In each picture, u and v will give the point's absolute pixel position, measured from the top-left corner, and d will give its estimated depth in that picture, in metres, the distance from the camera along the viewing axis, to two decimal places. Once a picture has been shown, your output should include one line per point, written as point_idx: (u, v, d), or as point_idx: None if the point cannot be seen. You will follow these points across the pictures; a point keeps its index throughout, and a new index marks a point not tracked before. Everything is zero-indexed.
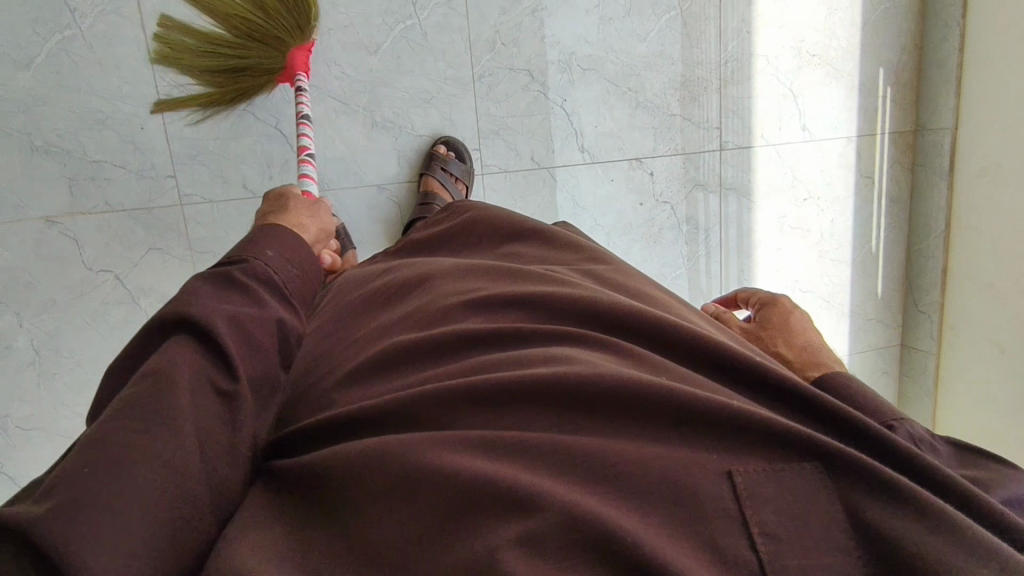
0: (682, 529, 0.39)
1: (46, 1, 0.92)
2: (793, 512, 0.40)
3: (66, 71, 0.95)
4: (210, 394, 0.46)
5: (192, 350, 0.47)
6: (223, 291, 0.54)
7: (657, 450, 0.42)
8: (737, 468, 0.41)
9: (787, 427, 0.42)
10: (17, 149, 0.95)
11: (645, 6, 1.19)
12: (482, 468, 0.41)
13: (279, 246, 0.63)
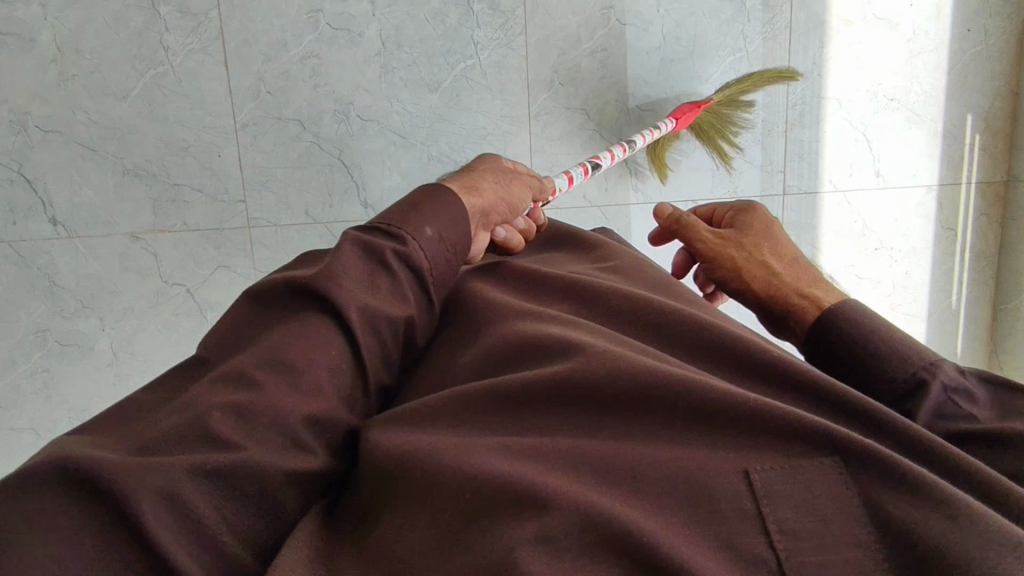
0: (697, 528, 0.38)
1: (144, 40, 1.03)
2: (815, 512, 0.38)
3: (157, 103, 1.05)
4: (323, 381, 0.46)
5: (325, 330, 0.47)
6: (365, 274, 0.50)
7: (666, 449, 0.41)
8: (753, 467, 0.40)
9: (799, 422, 0.40)
10: (110, 171, 1.06)
11: (709, 48, 1.18)
12: (491, 467, 0.40)
13: (447, 226, 0.55)
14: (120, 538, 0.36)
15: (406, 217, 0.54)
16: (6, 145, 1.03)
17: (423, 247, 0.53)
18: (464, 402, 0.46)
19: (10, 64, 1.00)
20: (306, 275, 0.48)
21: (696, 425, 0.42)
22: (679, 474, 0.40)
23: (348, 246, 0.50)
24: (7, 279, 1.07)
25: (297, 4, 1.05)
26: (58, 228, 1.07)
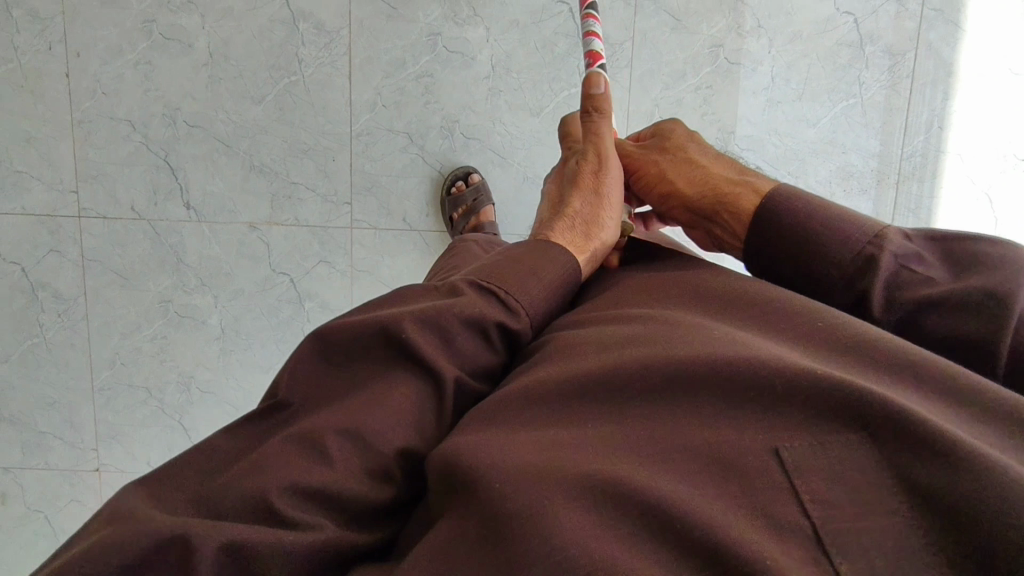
0: (734, 496, 0.39)
1: (283, 52, 1.14)
2: (847, 481, 0.38)
3: (286, 108, 1.16)
4: (400, 436, 0.52)
5: (414, 390, 0.54)
6: (469, 343, 0.56)
7: (696, 432, 0.43)
8: (784, 443, 0.40)
9: (819, 397, 0.41)
10: (239, 166, 1.18)
11: (820, 91, 1.16)
12: (527, 460, 0.44)
13: (551, 290, 0.61)
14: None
15: (510, 283, 0.59)
16: (157, 135, 1.17)
17: (529, 313, 0.60)
18: (514, 404, 0.50)
19: (169, 65, 1.14)
20: (395, 321, 0.54)
21: (727, 406, 0.44)
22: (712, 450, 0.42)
23: (453, 317, 0.55)
24: (143, 252, 1.20)
25: (419, 27, 1.14)
26: (189, 212, 1.19)
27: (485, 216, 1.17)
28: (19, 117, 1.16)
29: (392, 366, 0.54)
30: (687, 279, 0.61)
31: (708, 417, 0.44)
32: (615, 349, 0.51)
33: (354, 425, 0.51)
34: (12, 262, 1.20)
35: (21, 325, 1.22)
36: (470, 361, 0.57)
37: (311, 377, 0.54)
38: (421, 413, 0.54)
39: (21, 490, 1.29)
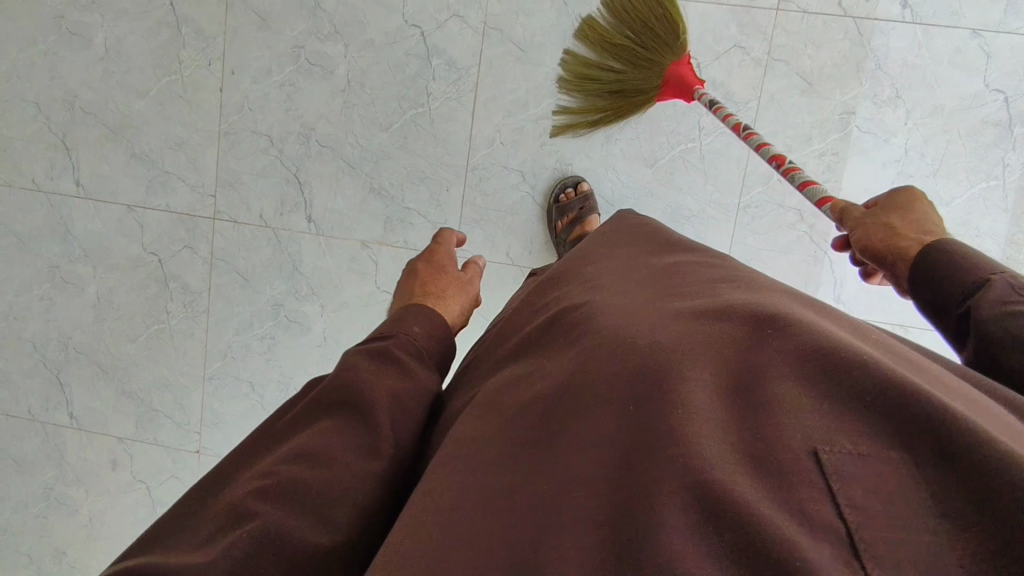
0: (771, 490, 0.38)
1: (414, 85, 1.20)
2: (884, 488, 0.37)
3: (410, 137, 1.22)
4: (338, 447, 0.60)
5: (333, 420, 0.62)
6: (374, 369, 0.65)
7: (726, 424, 0.42)
8: (822, 445, 0.39)
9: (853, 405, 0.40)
10: (359, 187, 1.24)
11: (958, 170, 1.09)
12: (564, 473, 0.45)
13: (433, 321, 0.72)
14: None
15: (398, 326, 0.71)
16: (291, 151, 1.25)
17: (421, 345, 0.70)
18: (554, 392, 0.51)
19: (311, 88, 1.23)
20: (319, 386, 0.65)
21: (767, 398, 0.42)
22: (756, 444, 0.40)
23: (357, 356, 0.66)
24: (264, 257, 1.29)
25: (546, 71, 1.17)
26: (310, 225, 1.27)
27: (590, 227, 1.14)
28: (175, 124, 1.27)
29: (313, 408, 0.64)
30: (737, 276, 0.60)
31: (749, 405, 0.43)
32: (651, 334, 0.50)
33: (293, 448, 0.61)
34: (151, 252, 1.32)
35: (151, 310, 1.34)
36: (386, 378, 0.64)
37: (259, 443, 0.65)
38: (344, 426, 0.62)
39: (130, 459, 1.40)
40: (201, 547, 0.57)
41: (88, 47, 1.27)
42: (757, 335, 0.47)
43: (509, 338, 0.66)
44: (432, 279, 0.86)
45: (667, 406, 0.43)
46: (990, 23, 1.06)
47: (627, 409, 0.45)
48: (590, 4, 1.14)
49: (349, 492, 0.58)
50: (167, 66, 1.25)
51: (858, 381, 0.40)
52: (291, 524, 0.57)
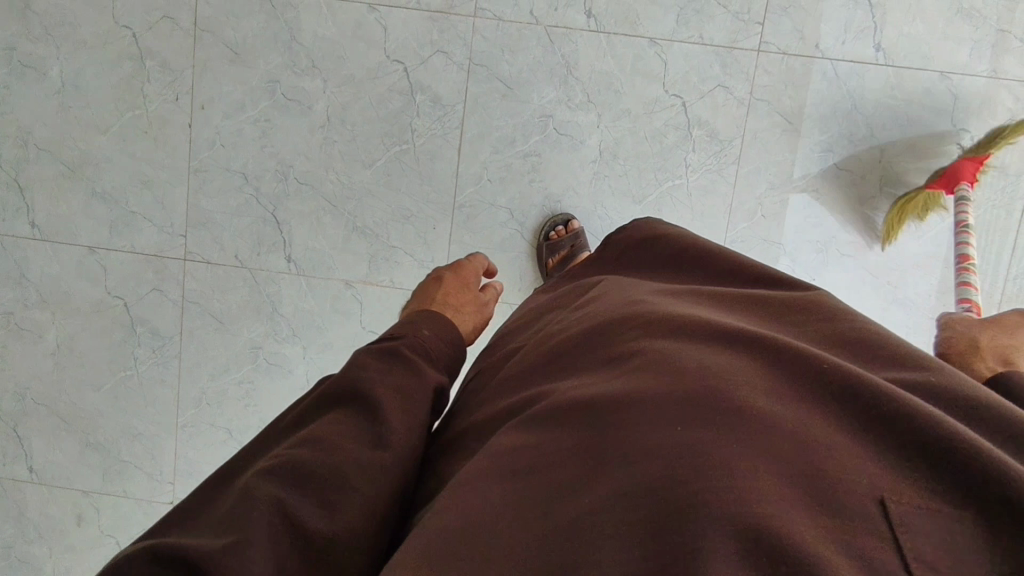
0: (832, 529, 0.36)
1: (397, 121, 1.17)
2: (948, 543, 0.35)
3: (394, 174, 1.19)
4: (352, 436, 0.58)
5: (343, 414, 0.60)
6: (384, 366, 0.64)
7: (787, 455, 0.40)
8: (890, 495, 0.37)
9: (926, 447, 0.39)
10: (342, 225, 1.21)
11: (929, 206, 1.15)
12: (600, 489, 0.42)
13: (444, 329, 0.72)
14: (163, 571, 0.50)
15: (409, 328, 0.71)
16: (268, 189, 1.20)
17: (427, 342, 0.69)
18: (585, 413, 0.48)
19: (288, 124, 1.18)
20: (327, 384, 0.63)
21: (830, 445, 0.41)
22: (814, 483, 0.39)
23: (367, 353, 0.65)
24: (241, 298, 1.24)
25: (533, 109, 1.16)
26: (290, 264, 1.22)
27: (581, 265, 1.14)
28: (141, 161, 1.20)
29: (324, 404, 0.62)
30: (771, 301, 0.58)
31: (806, 444, 0.41)
32: (706, 364, 0.48)
33: (305, 436, 0.58)
34: (116, 296, 1.25)
35: (117, 357, 1.26)
36: (396, 376, 0.63)
37: (267, 439, 0.62)
38: (352, 416, 0.60)
39: (97, 514, 1.32)
40: (209, 526, 0.53)
41: (42, 80, 1.18)
42: (814, 376, 0.45)
43: (529, 353, 0.63)
44: (455, 291, 0.89)
45: (723, 439, 0.41)
46: (956, 65, 1.11)
47: (674, 435, 0.43)
48: (576, 42, 1.14)
49: (358, 479, 0.55)
50: (130, 100, 1.18)
51: (926, 429, 0.39)
52: (302, 506, 0.53)
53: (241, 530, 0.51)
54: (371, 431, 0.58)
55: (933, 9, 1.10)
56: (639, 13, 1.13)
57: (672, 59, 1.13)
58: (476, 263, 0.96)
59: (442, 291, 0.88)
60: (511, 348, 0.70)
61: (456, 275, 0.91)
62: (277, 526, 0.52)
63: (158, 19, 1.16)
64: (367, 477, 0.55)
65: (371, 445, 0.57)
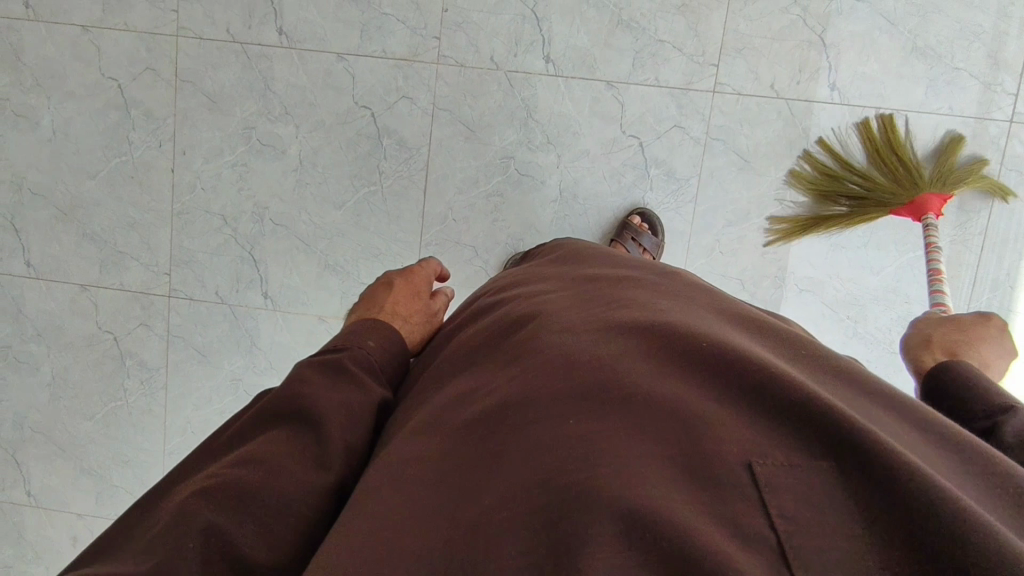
0: (702, 498, 0.37)
1: (366, 164, 1.22)
2: (813, 502, 0.36)
3: (364, 214, 1.24)
4: (288, 457, 0.60)
5: (281, 434, 0.62)
6: (326, 379, 0.65)
7: (658, 429, 0.41)
8: (755, 457, 0.38)
9: (788, 416, 0.40)
10: (315, 264, 1.26)
11: (888, 240, 1.16)
12: (491, 481, 0.42)
13: (386, 337, 0.72)
14: None
15: (353, 339, 0.71)
16: (245, 230, 1.26)
17: (369, 351, 0.70)
18: (483, 408, 0.49)
19: (262, 168, 1.24)
20: (269, 400, 0.65)
21: (701, 413, 0.42)
22: (690, 458, 0.40)
23: (307, 368, 0.65)
24: (221, 333, 1.30)
25: (495, 150, 1.20)
26: (267, 300, 1.28)
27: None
28: (127, 205, 1.27)
29: (266, 422, 0.63)
30: (673, 295, 0.61)
31: (683, 419, 0.42)
32: (593, 350, 0.50)
33: (244, 455, 0.60)
34: (106, 330, 1.31)
35: (108, 388, 1.33)
36: (335, 389, 0.64)
37: (210, 453, 0.65)
38: (292, 434, 0.61)
39: (91, 535, 1.40)
40: (142, 549, 0.56)
41: (36, 129, 1.26)
42: (699, 352, 0.47)
43: (452, 354, 0.65)
44: (404, 299, 0.84)
45: (609, 427, 0.42)
46: (912, 104, 1.12)
47: (565, 426, 0.43)
48: (535, 86, 1.17)
49: (292, 501, 0.58)
50: (116, 147, 1.26)
51: (793, 400, 0.40)
52: (237, 529, 0.56)
53: (174, 558, 0.54)
54: (307, 453, 0.60)
55: (887, 48, 1.11)
56: (596, 57, 1.16)
57: (628, 101, 1.16)
58: (427, 268, 0.93)
59: (386, 288, 0.85)
60: (445, 346, 0.71)
61: (406, 283, 0.87)
62: (211, 552, 0.55)
63: (141, 71, 1.23)
64: (297, 500, 0.58)
65: (305, 470, 0.59)
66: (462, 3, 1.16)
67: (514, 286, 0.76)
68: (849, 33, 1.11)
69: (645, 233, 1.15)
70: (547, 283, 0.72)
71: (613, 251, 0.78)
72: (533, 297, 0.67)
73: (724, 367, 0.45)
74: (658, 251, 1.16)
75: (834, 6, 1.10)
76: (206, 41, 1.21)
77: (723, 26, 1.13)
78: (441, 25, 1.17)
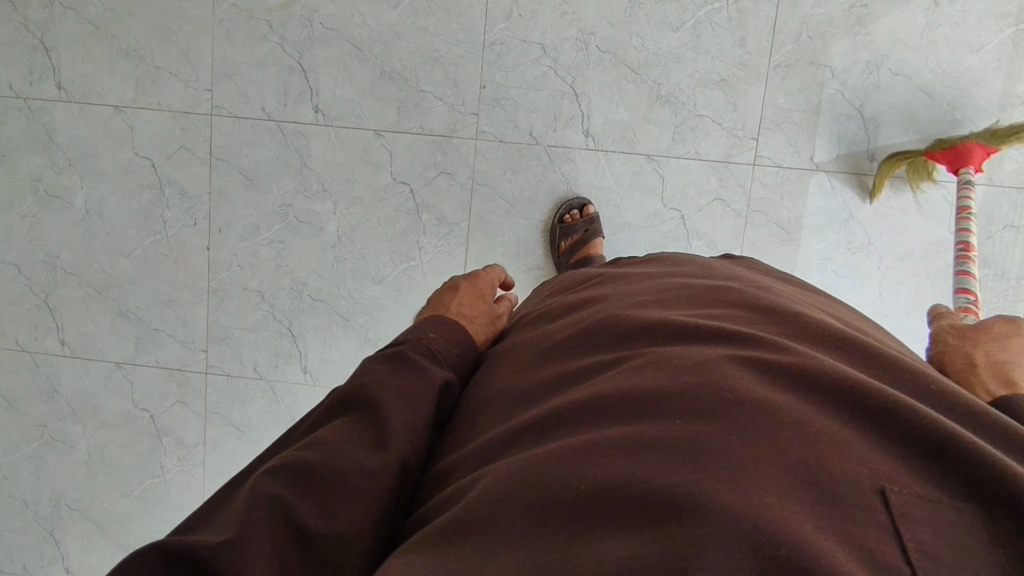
0: (830, 517, 0.34)
1: (405, 240, 1.22)
2: (953, 539, 0.33)
3: (403, 289, 1.23)
4: (352, 439, 0.54)
5: (343, 421, 0.56)
6: (388, 367, 0.61)
7: (779, 436, 0.38)
8: (890, 484, 0.35)
9: (933, 446, 0.37)
10: (356, 338, 1.25)
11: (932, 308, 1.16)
12: (585, 478, 0.40)
13: (451, 333, 0.68)
14: (153, 560, 0.48)
15: (413, 332, 0.67)
16: (283, 306, 1.25)
17: (425, 338, 0.66)
18: (578, 418, 0.47)
19: (300, 245, 1.23)
20: (332, 395, 0.60)
21: (827, 429, 0.39)
22: (812, 470, 0.36)
23: (369, 359, 0.62)
24: (260, 408, 1.29)
25: (535, 225, 1.20)
26: (306, 375, 1.27)
27: (594, 250, 1.15)
28: (162, 282, 1.26)
29: (328, 415, 0.59)
30: (767, 299, 0.57)
31: (806, 431, 0.39)
32: (699, 357, 0.48)
33: (306, 440, 0.55)
34: (142, 408, 1.30)
35: (145, 465, 1.32)
36: (397, 374, 0.59)
37: (280, 451, 0.60)
38: (354, 421, 0.56)
39: None
40: (211, 529, 0.51)
41: (68, 210, 1.25)
42: (819, 365, 0.44)
43: (527, 358, 0.62)
44: (468, 302, 0.78)
45: (723, 432, 0.39)
46: (952, 174, 1.13)
47: (672, 431, 0.41)
48: (575, 160, 1.17)
49: (357, 476, 0.52)
50: (151, 226, 1.25)
51: (929, 425, 0.37)
52: (304, 504, 0.51)
53: (240, 530, 0.48)
54: (368, 431, 0.55)
55: (926, 121, 1.11)
56: (635, 132, 1.16)
57: (669, 174, 1.16)
58: (491, 274, 0.85)
59: (444, 292, 0.80)
60: (515, 345, 0.68)
61: (471, 286, 0.81)
62: (279, 523, 0.49)
63: (175, 149, 1.22)
64: (363, 476, 0.52)
65: (366, 447, 0.54)
66: (500, 79, 1.16)
67: (597, 284, 0.73)
68: (887, 106, 1.12)
69: None
70: (633, 284, 0.69)
71: (699, 262, 0.75)
72: (617, 300, 0.65)
73: (852, 382, 0.41)
74: None
75: (873, 81, 1.11)
76: (241, 119, 1.20)
77: (762, 101, 1.13)
78: (479, 101, 1.17)
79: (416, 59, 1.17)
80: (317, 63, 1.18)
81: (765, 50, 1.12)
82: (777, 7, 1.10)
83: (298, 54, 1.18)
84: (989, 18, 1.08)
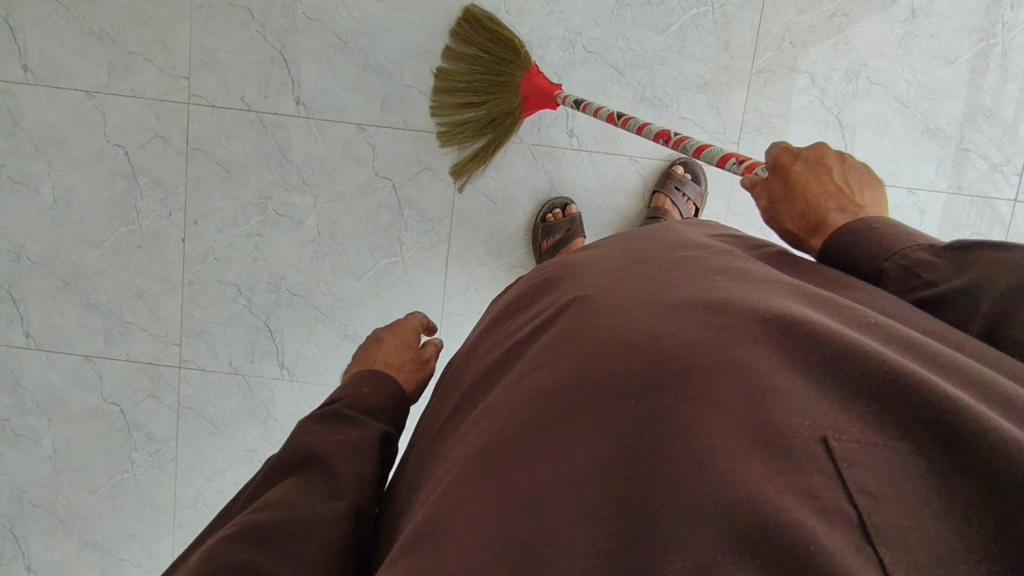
0: (778, 477, 0.35)
1: (386, 236, 1.21)
2: (892, 473, 0.34)
3: (384, 284, 1.22)
4: (304, 496, 0.59)
5: (291, 481, 0.61)
6: (328, 424, 0.65)
7: (723, 400, 0.39)
8: (833, 432, 0.36)
9: (872, 384, 0.37)
10: (334, 333, 1.24)
11: None
12: (552, 474, 0.42)
13: (385, 385, 0.72)
14: None
15: (348, 387, 0.71)
16: (260, 300, 1.23)
17: (361, 393, 0.70)
18: (531, 392, 0.47)
19: (279, 239, 1.21)
20: (273, 457, 0.63)
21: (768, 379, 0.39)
22: (760, 427, 0.37)
23: (310, 418, 0.65)
24: (236, 403, 1.27)
25: (518, 222, 1.20)
26: (283, 370, 1.26)
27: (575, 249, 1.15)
28: (134, 274, 1.23)
29: (273, 476, 0.62)
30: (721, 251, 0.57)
31: (749, 387, 0.39)
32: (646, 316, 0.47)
33: (258, 504, 0.59)
34: (111, 403, 1.27)
35: (114, 461, 1.29)
36: (338, 431, 0.65)
37: (220, 525, 0.63)
38: (303, 478, 0.61)
39: None
40: None
41: (35, 198, 1.21)
42: (760, 313, 0.43)
43: (494, 334, 0.62)
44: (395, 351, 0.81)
45: (672, 404, 0.40)
46: (923, 182, 1.16)
47: (626, 408, 0.42)
48: (559, 160, 1.18)
49: (316, 527, 0.57)
50: (122, 216, 1.21)
51: (867, 364, 0.37)
52: (266, 561, 0.55)
53: None
54: (319, 487, 0.60)
55: (901, 130, 1.14)
56: (619, 132, 1.17)
57: (649, 175, 1.19)
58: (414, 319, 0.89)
59: (369, 343, 0.82)
60: (485, 319, 0.67)
61: (395, 335, 0.84)
62: None
63: (150, 138, 1.19)
64: (320, 528, 0.57)
65: (319, 501, 0.59)
66: None
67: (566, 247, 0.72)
68: (865, 114, 1.14)
69: (688, 183, 1.16)
70: (594, 243, 0.68)
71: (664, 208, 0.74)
72: (575, 260, 0.64)
73: (792, 329, 0.41)
74: (700, 199, 1.18)
75: (851, 89, 1.14)
76: (218, 108, 1.17)
77: (744, 106, 1.15)
78: None
79: (400, 53, 1.15)
80: (299, 54, 1.16)
81: (748, 55, 1.13)
82: (761, 14, 1.12)
83: (279, 44, 1.15)
84: (963, 31, 1.11)
